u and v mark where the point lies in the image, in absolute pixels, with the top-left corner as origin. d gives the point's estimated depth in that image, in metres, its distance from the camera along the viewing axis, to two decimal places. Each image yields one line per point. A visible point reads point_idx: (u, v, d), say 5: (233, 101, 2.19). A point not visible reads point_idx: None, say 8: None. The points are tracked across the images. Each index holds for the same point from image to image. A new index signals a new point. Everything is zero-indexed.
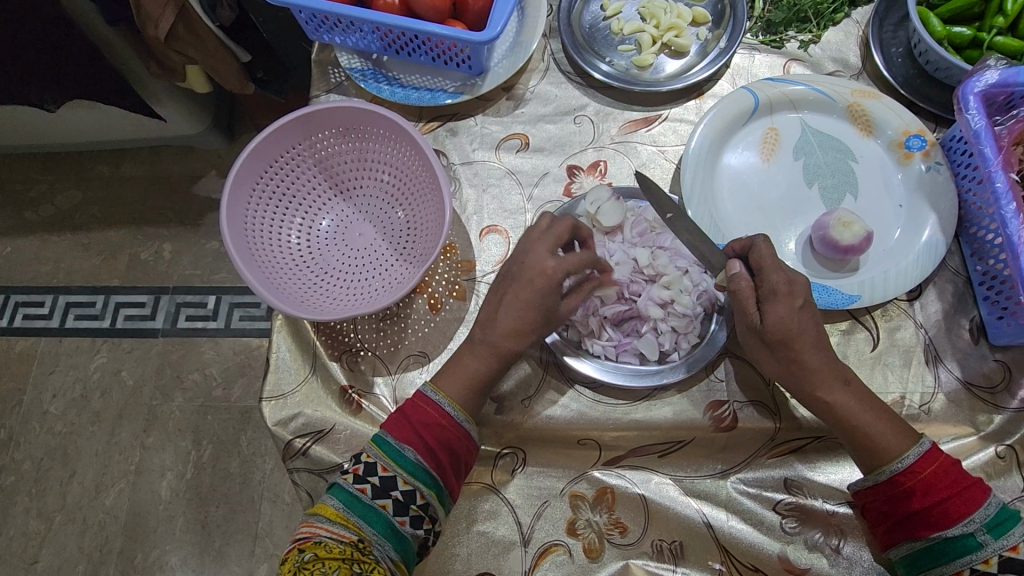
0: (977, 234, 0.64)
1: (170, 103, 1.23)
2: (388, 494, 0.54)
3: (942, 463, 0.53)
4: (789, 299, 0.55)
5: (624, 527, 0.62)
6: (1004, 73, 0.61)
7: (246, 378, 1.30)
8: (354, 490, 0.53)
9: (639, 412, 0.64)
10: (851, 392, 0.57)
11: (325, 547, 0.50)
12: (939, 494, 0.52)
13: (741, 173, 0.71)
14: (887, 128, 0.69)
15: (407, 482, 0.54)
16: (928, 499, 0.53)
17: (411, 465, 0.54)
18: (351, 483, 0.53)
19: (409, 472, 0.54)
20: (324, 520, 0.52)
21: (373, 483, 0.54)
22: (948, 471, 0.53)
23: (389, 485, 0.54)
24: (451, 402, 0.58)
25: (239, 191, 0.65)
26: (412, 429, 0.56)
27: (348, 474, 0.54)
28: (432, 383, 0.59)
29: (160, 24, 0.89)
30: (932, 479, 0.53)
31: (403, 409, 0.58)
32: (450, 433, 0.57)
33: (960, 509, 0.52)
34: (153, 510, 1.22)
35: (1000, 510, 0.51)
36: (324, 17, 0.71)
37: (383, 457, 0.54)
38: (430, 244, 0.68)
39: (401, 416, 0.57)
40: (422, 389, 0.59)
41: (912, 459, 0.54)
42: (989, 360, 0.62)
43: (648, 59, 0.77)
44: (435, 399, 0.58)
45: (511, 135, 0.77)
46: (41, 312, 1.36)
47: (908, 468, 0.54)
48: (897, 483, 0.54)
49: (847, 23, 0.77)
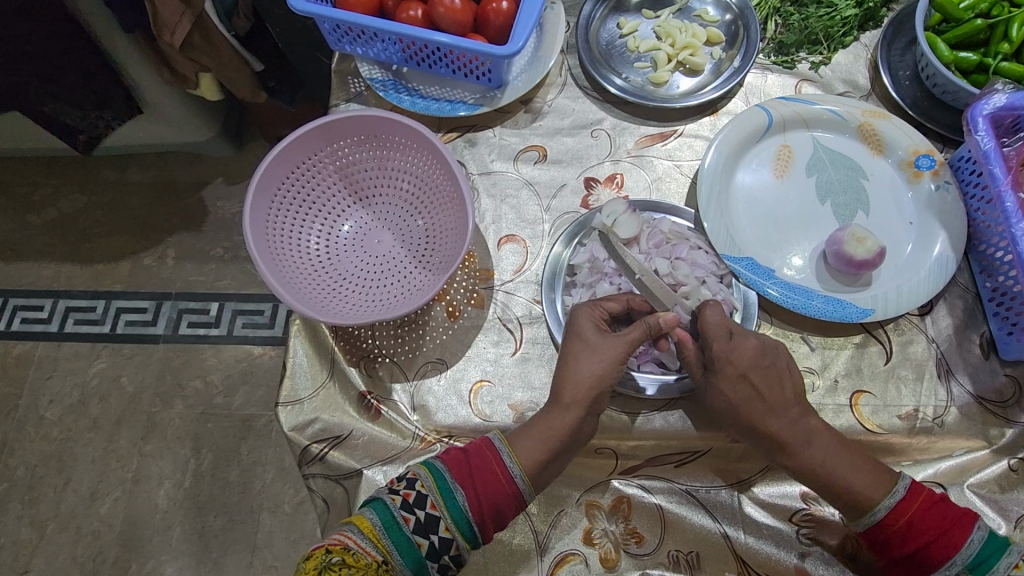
0: (986, 252, 0.66)
1: (180, 108, 1.24)
2: (426, 534, 0.54)
3: (918, 507, 0.54)
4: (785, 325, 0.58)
5: (641, 537, 0.62)
6: (1012, 97, 0.63)
7: (248, 386, 1.29)
8: (397, 515, 0.53)
9: (658, 421, 0.65)
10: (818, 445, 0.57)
11: (353, 556, 0.50)
12: (917, 542, 0.54)
13: (756, 188, 0.72)
14: (897, 148, 0.71)
15: (448, 529, 0.54)
16: (905, 548, 0.54)
17: (457, 510, 0.54)
18: (397, 508, 0.54)
19: (453, 520, 0.54)
20: (355, 531, 0.52)
21: (417, 517, 0.54)
22: (926, 518, 0.54)
23: (430, 526, 0.54)
24: (518, 465, 0.57)
25: (263, 195, 0.66)
26: (470, 476, 0.56)
27: (397, 496, 0.54)
28: (501, 435, 0.59)
29: (176, 32, 0.90)
30: (909, 527, 0.54)
31: (469, 453, 0.57)
32: (506, 495, 0.56)
33: (942, 552, 0.53)
34: (149, 520, 1.20)
35: (982, 546, 0.52)
36: (348, 28, 0.73)
37: (435, 493, 0.54)
38: (450, 253, 0.69)
39: (463, 458, 0.57)
40: (492, 438, 0.59)
41: (885, 511, 0.55)
42: (999, 375, 0.63)
43: (664, 76, 0.79)
44: (500, 452, 0.57)
45: (529, 147, 0.78)
46: (41, 316, 1.34)
47: (881, 521, 0.55)
48: (878, 531, 0.55)
49: (856, 47, 0.80)
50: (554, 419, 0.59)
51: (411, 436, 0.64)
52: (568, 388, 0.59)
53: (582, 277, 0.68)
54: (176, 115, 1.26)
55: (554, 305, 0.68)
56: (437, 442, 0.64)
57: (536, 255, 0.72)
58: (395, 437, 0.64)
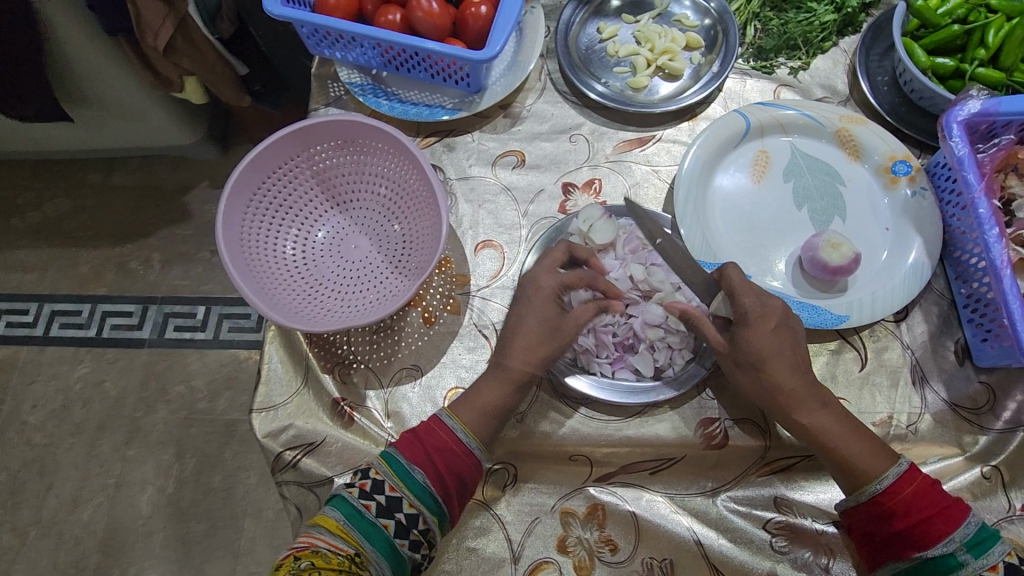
0: (961, 258, 0.65)
1: (166, 111, 1.24)
2: (391, 515, 0.54)
3: (921, 481, 0.54)
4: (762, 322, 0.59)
5: (615, 545, 0.62)
6: (986, 102, 0.62)
7: (233, 391, 1.29)
8: (359, 505, 0.53)
9: (632, 429, 0.64)
10: (831, 413, 0.58)
11: (323, 558, 0.50)
12: (918, 514, 0.53)
13: (733, 194, 0.72)
14: (874, 153, 0.71)
15: (412, 505, 0.54)
16: (908, 520, 0.53)
17: (419, 489, 0.54)
18: (356, 498, 0.53)
19: (417, 497, 0.54)
20: (323, 531, 0.52)
21: (379, 501, 0.54)
22: (927, 492, 0.53)
23: (394, 505, 0.54)
24: (465, 429, 0.58)
25: (237, 201, 0.66)
26: (425, 453, 0.56)
27: (354, 488, 0.54)
28: (447, 410, 0.60)
29: (158, 35, 0.90)
30: (911, 500, 0.53)
31: (416, 431, 0.58)
32: (463, 464, 0.57)
33: (940, 528, 0.52)
34: (132, 525, 1.20)
35: (978, 530, 0.51)
36: (325, 33, 0.73)
37: (392, 477, 0.54)
38: (425, 259, 0.68)
39: (414, 438, 0.57)
40: (439, 414, 0.59)
41: (891, 480, 0.54)
42: (973, 382, 0.63)
43: (643, 81, 0.79)
44: (451, 426, 0.58)
45: (507, 152, 0.78)
46: (25, 320, 1.34)
47: (886, 489, 0.54)
48: (878, 504, 0.54)
49: (835, 52, 0.80)
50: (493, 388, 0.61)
51: (385, 442, 0.64)
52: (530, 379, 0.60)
53: None
54: (161, 118, 1.26)
55: None
56: None
57: (513, 261, 0.72)
58: (368, 444, 0.63)
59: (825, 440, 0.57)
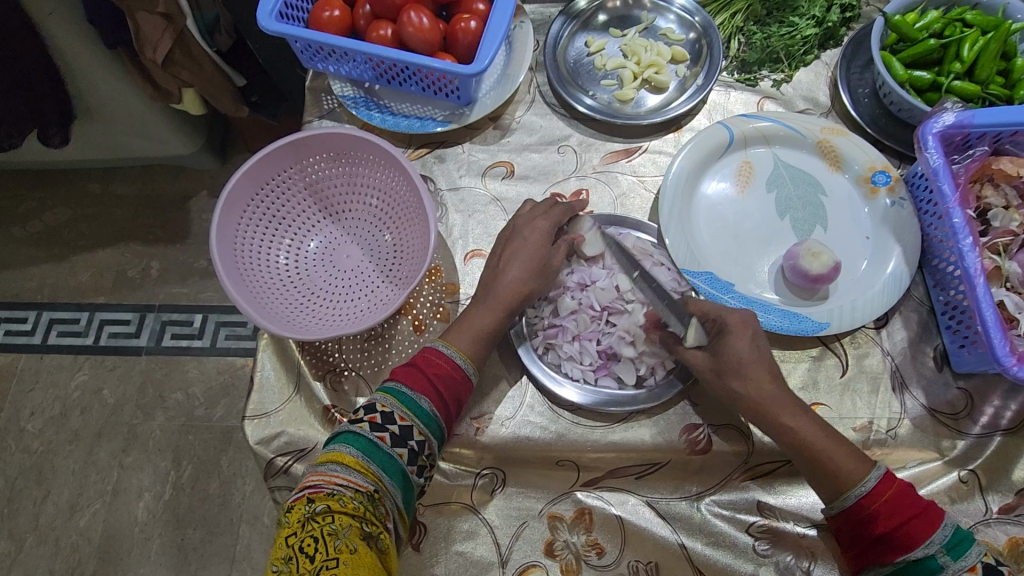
0: (939, 266, 0.67)
1: (165, 122, 1.26)
2: (405, 444, 0.55)
3: (901, 484, 0.55)
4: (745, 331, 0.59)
5: (601, 548, 0.63)
6: (961, 115, 0.64)
7: (229, 398, 1.29)
8: (373, 437, 0.54)
9: (617, 434, 0.65)
10: (811, 419, 0.58)
11: (339, 501, 0.51)
12: (900, 517, 0.53)
13: (717, 204, 0.74)
14: (854, 164, 0.73)
15: (422, 432, 0.56)
16: (889, 523, 0.54)
17: (427, 415, 0.57)
18: (370, 432, 0.55)
19: (425, 423, 0.57)
20: (338, 470, 0.52)
21: (392, 432, 0.55)
22: (907, 495, 0.54)
23: (406, 435, 0.56)
24: (459, 354, 0.61)
25: (231, 211, 0.67)
26: (427, 381, 0.58)
27: (365, 423, 0.55)
28: (443, 341, 0.62)
29: (157, 48, 0.92)
30: (892, 503, 0.54)
31: (416, 363, 0.60)
32: (460, 384, 0.60)
33: (921, 531, 0.53)
34: (129, 532, 1.20)
35: (955, 532, 0.52)
36: (318, 47, 0.74)
37: (401, 407, 0.56)
38: (415, 268, 0.70)
39: (414, 370, 0.59)
40: (433, 345, 0.62)
41: (873, 483, 0.55)
42: (952, 388, 0.65)
43: (629, 94, 0.81)
44: (448, 354, 0.60)
45: (497, 163, 0.80)
46: (24, 328, 1.35)
47: (868, 492, 0.54)
48: (862, 508, 0.55)
49: (817, 65, 0.82)
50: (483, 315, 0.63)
51: None
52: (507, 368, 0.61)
53: None
54: (160, 129, 1.28)
55: None
56: None
57: None
58: None
59: (807, 444, 0.57)
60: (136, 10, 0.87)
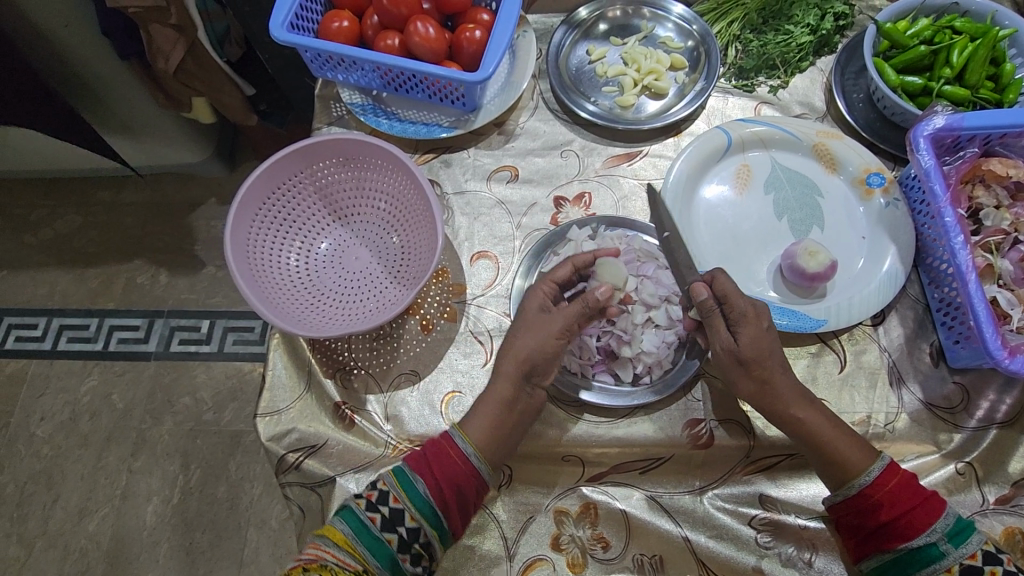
0: (933, 265, 0.69)
1: (174, 131, 1.28)
2: (395, 529, 0.55)
3: (906, 475, 0.56)
4: (755, 322, 0.61)
5: (607, 542, 0.65)
6: (951, 118, 0.66)
7: (237, 403, 1.31)
8: (364, 517, 0.55)
9: (621, 429, 0.67)
10: (819, 410, 0.60)
11: (329, 571, 0.51)
12: (903, 505, 0.55)
13: (716, 206, 0.76)
14: (849, 165, 0.75)
15: (413, 518, 0.56)
16: (893, 511, 0.55)
17: (420, 501, 0.56)
18: (363, 510, 0.55)
19: (418, 509, 0.56)
20: (329, 544, 0.53)
21: (383, 514, 0.55)
22: (911, 483, 0.56)
23: (396, 519, 0.55)
24: (472, 448, 0.59)
25: (244, 214, 0.69)
26: (428, 467, 0.57)
27: (361, 500, 0.56)
28: (458, 427, 0.60)
29: (170, 58, 0.94)
30: (896, 492, 0.55)
31: (425, 448, 0.59)
32: (464, 476, 0.58)
33: (924, 519, 0.54)
34: (137, 536, 1.21)
35: (958, 520, 0.54)
36: (328, 56, 0.77)
37: (396, 488, 0.56)
38: (422, 268, 0.72)
39: (419, 450, 0.59)
40: (448, 432, 0.60)
41: (878, 472, 0.56)
42: (948, 383, 0.66)
43: (630, 100, 0.83)
44: (457, 442, 0.59)
45: (501, 167, 0.82)
46: (35, 334, 1.37)
47: (874, 481, 0.56)
48: (866, 496, 0.56)
49: (812, 71, 0.84)
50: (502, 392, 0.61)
51: (384, 444, 0.66)
52: (511, 366, 0.62)
53: None
54: (170, 138, 1.30)
55: None
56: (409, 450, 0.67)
57: (507, 271, 0.76)
58: (368, 446, 0.66)
59: (815, 435, 0.59)
60: (150, 22, 0.90)
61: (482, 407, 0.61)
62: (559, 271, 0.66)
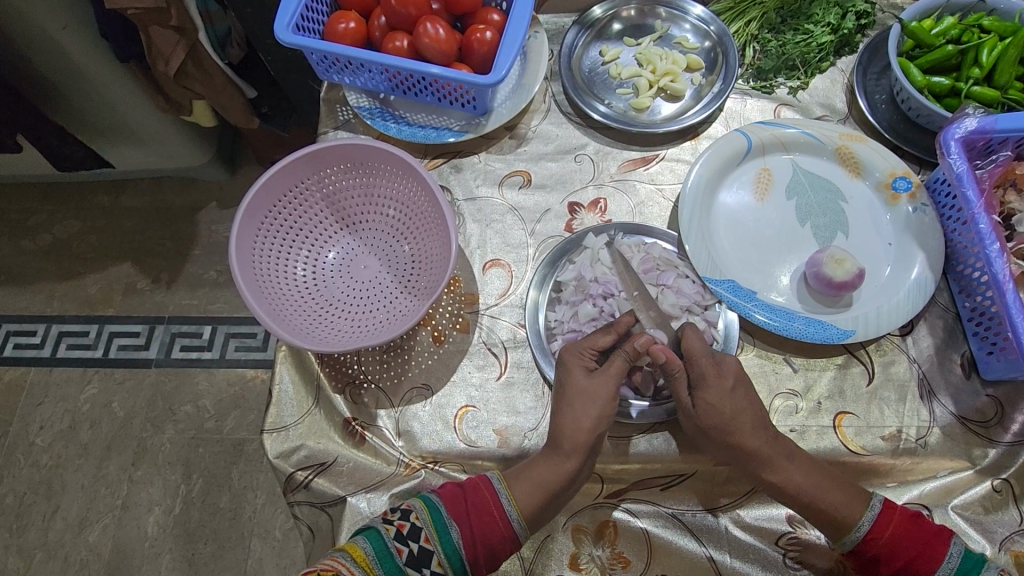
0: (964, 273, 0.66)
1: (174, 134, 1.26)
2: (419, 568, 0.52)
3: (899, 521, 0.54)
4: (716, 382, 0.58)
5: (626, 562, 0.62)
6: (982, 121, 0.64)
7: (240, 410, 1.29)
8: (391, 546, 0.52)
9: (643, 445, 0.64)
10: (797, 465, 0.57)
11: None
12: (901, 557, 0.53)
13: (736, 211, 0.73)
14: (874, 170, 0.72)
15: (440, 563, 0.53)
16: (894, 564, 0.54)
17: (450, 546, 0.54)
18: (391, 538, 0.52)
19: (446, 554, 0.54)
20: (349, 558, 0.50)
21: (411, 549, 0.53)
22: (907, 529, 0.54)
23: (423, 559, 0.53)
24: (515, 508, 0.56)
25: (249, 224, 0.67)
26: (464, 513, 0.56)
27: (391, 526, 0.53)
28: (499, 473, 0.59)
29: (170, 61, 0.92)
30: (892, 543, 0.54)
31: (463, 487, 0.58)
32: (499, 533, 0.56)
33: (926, 567, 0.53)
34: (138, 548, 1.19)
35: (962, 560, 0.52)
36: (335, 59, 0.74)
37: (429, 526, 0.54)
38: (434, 278, 0.69)
39: (459, 492, 0.57)
40: (488, 475, 0.59)
41: (868, 525, 0.54)
42: (981, 395, 0.64)
43: (645, 102, 0.80)
44: (497, 490, 0.57)
45: (513, 172, 0.79)
46: (33, 341, 1.34)
47: (865, 537, 0.54)
48: (863, 551, 0.55)
49: (833, 72, 0.82)
50: (552, 464, 0.58)
51: (396, 462, 0.64)
52: (566, 435, 0.58)
53: (567, 295, 0.69)
54: (170, 142, 1.28)
55: (537, 329, 0.68)
56: (422, 468, 0.64)
57: (520, 280, 0.73)
58: (379, 464, 0.64)
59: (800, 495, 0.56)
60: (149, 24, 0.87)
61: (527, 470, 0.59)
62: (599, 337, 0.61)
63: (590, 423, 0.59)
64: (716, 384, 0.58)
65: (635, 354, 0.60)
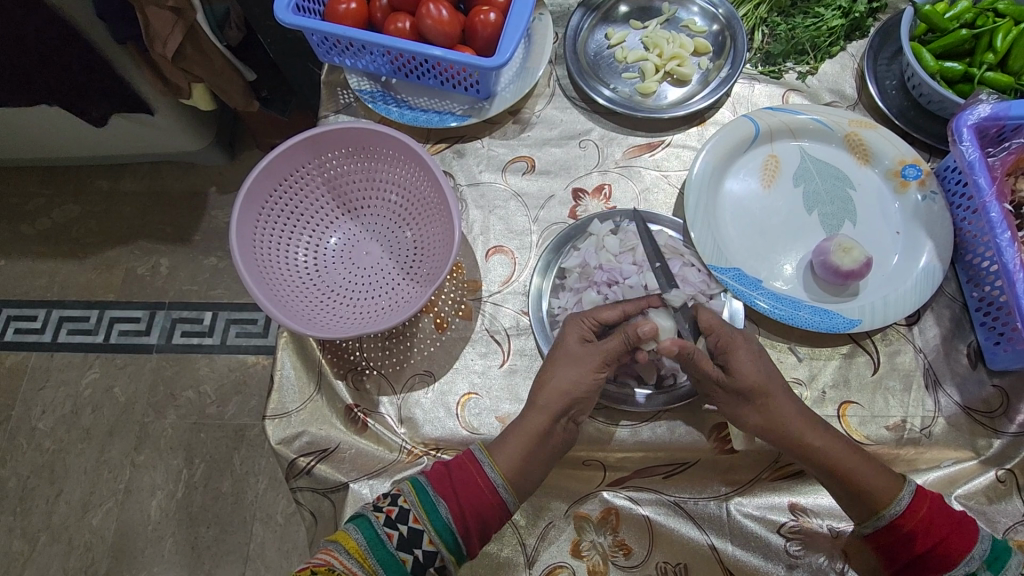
0: (973, 262, 0.66)
1: (172, 118, 1.24)
2: (411, 549, 0.52)
3: (932, 500, 0.54)
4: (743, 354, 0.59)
5: (628, 549, 0.62)
6: (996, 107, 0.63)
7: (241, 396, 1.29)
8: (381, 532, 0.52)
9: (644, 432, 0.65)
10: (834, 436, 0.57)
11: None
12: (939, 533, 0.52)
13: (743, 198, 0.72)
14: (883, 157, 0.71)
15: (431, 541, 0.53)
16: (929, 540, 0.53)
17: (441, 523, 0.53)
18: (380, 524, 0.52)
19: (437, 531, 0.53)
20: (341, 550, 0.50)
21: (401, 532, 0.52)
22: (941, 508, 0.54)
23: (415, 540, 0.52)
24: (502, 477, 0.56)
25: (250, 208, 0.66)
26: (452, 489, 0.55)
27: (380, 513, 0.53)
28: (481, 444, 0.59)
29: (168, 43, 0.90)
30: (931, 516, 0.53)
31: (448, 465, 0.57)
32: (489, 505, 0.55)
33: (960, 546, 0.52)
34: (141, 531, 1.19)
35: (993, 543, 0.53)
36: (336, 41, 0.73)
37: (418, 508, 0.53)
38: (438, 265, 0.68)
39: (445, 472, 0.56)
40: (472, 449, 0.58)
41: (909, 499, 0.54)
42: (987, 385, 0.63)
43: (651, 87, 0.79)
44: (481, 461, 0.57)
45: (517, 158, 0.78)
46: (34, 326, 1.34)
47: (905, 509, 0.53)
48: (899, 527, 0.53)
49: (843, 57, 0.80)
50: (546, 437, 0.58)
51: (398, 448, 0.64)
52: (546, 394, 0.59)
53: (571, 281, 0.69)
54: (167, 125, 1.26)
55: (541, 316, 0.68)
56: (424, 455, 0.64)
57: (524, 267, 0.72)
58: (381, 450, 0.64)
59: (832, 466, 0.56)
60: (147, 4, 0.85)
61: (507, 437, 0.58)
62: (603, 310, 0.62)
63: (575, 388, 0.59)
64: (723, 373, 0.58)
65: (637, 339, 0.59)
